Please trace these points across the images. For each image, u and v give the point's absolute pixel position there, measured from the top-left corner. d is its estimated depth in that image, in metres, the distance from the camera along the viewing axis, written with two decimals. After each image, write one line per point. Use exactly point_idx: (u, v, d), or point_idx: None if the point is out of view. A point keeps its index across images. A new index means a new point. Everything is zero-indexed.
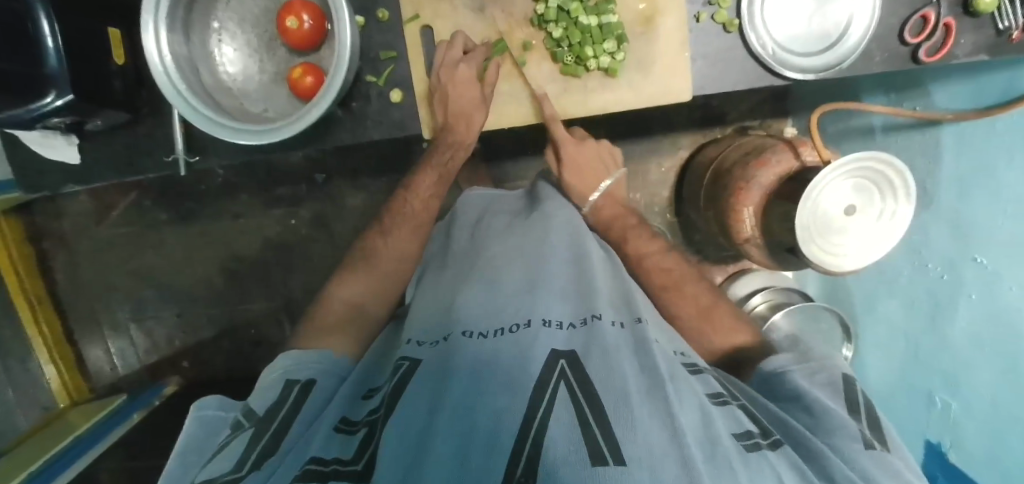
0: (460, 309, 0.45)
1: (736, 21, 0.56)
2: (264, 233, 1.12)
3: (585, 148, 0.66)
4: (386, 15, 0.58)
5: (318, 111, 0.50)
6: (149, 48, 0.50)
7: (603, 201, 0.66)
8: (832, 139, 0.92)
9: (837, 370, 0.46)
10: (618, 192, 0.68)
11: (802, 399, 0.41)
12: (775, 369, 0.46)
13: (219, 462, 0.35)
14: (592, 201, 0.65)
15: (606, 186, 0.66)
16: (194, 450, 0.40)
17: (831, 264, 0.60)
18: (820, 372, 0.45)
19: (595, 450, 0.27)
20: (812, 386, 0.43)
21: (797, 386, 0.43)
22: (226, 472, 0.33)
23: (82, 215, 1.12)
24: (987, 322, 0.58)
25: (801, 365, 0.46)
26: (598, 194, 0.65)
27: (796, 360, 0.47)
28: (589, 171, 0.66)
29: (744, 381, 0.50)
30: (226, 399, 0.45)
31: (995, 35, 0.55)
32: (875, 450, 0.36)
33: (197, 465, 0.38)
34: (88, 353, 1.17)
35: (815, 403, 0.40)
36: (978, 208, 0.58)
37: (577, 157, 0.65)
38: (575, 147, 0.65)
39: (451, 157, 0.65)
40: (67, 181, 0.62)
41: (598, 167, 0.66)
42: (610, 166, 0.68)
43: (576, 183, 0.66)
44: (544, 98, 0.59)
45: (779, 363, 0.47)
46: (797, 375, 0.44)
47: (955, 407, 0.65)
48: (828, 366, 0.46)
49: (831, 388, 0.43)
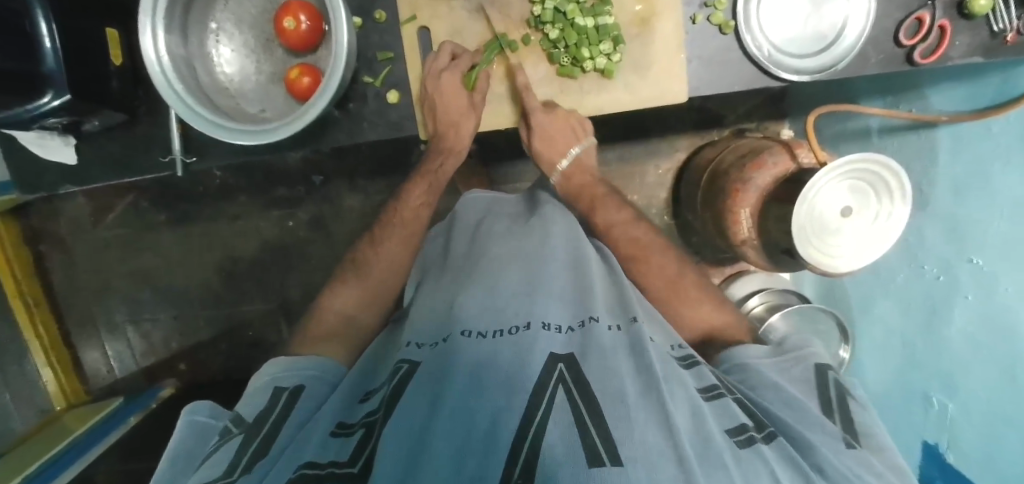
0: (459, 310, 0.45)
1: (732, 23, 0.56)
2: (262, 235, 1.12)
3: (557, 116, 0.60)
4: (383, 16, 0.58)
5: (314, 112, 0.50)
6: (147, 48, 0.50)
7: (570, 169, 0.65)
8: (829, 141, 0.93)
9: (809, 361, 0.46)
10: (588, 160, 0.66)
11: (775, 394, 0.41)
12: (745, 360, 0.47)
13: (208, 470, 0.34)
14: (559, 169, 0.65)
15: (574, 154, 0.64)
16: (183, 457, 0.39)
17: (827, 265, 0.60)
18: (794, 367, 0.45)
19: (592, 451, 0.27)
20: (783, 380, 0.44)
21: (769, 379, 0.43)
22: (218, 477, 0.33)
23: (80, 217, 1.12)
24: (983, 323, 0.58)
25: (772, 360, 0.46)
26: (567, 162, 0.64)
27: (770, 354, 0.47)
28: (559, 140, 0.63)
29: (713, 363, 0.50)
30: (218, 407, 0.46)
31: (990, 37, 0.55)
32: (856, 449, 0.36)
33: (186, 472, 0.38)
34: (86, 356, 1.17)
35: (791, 398, 0.41)
36: (973, 209, 0.58)
37: (549, 130, 0.61)
38: (547, 117, 0.60)
39: (442, 164, 0.66)
40: (65, 181, 0.62)
41: (568, 137, 0.63)
42: (581, 135, 0.64)
43: (544, 152, 0.64)
44: (523, 87, 0.59)
45: (749, 356, 0.47)
46: (768, 368, 0.45)
47: (952, 408, 0.65)
48: (801, 358, 0.46)
49: (804, 381, 0.44)
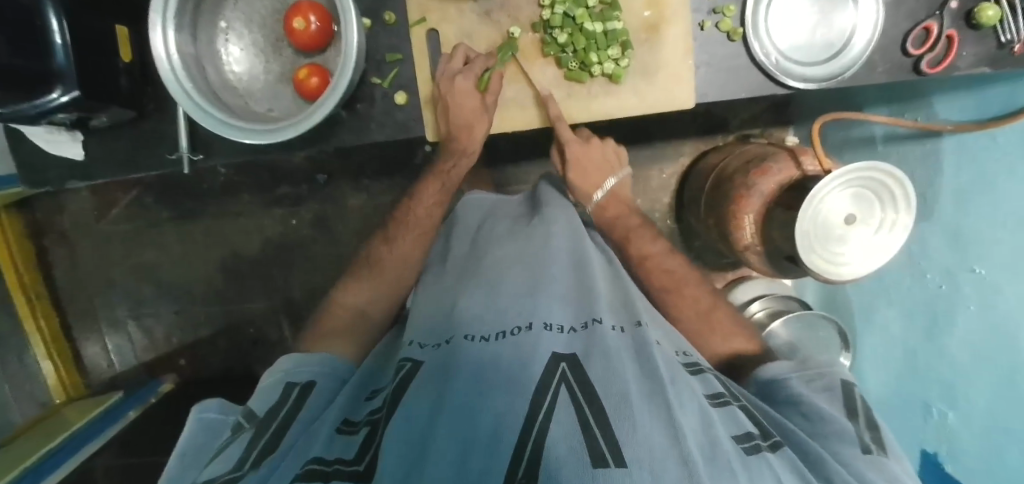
0: (462, 312, 0.45)
1: (740, 30, 0.56)
2: (265, 232, 1.12)
3: (591, 147, 0.64)
4: (393, 18, 0.59)
5: (323, 112, 0.50)
6: (157, 47, 0.50)
7: (607, 200, 0.64)
8: (834, 149, 0.93)
9: (838, 376, 0.44)
10: (623, 192, 0.66)
11: (800, 406, 0.42)
12: (775, 376, 0.45)
13: (220, 463, 0.35)
14: (596, 200, 0.64)
15: (609, 185, 0.65)
16: (194, 451, 0.40)
17: (833, 273, 0.60)
18: (820, 381, 0.44)
19: (596, 452, 0.27)
20: (811, 394, 0.42)
21: (794, 389, 0.43)
22: (226, 472, 0.34)
23: (84, 211, 1.12)
24: (985, 333, 0.58)
25: (801, 374, 0.44)
26: (602, 193, 0.64)
27: (797, 367, 0.45)
28: (594, 170, 0.65)
29: (742, 385, 0.50)
30: (226, 402, 0.45)
31: (997, 48, 0.55)
32: (874, 454, 0.36)
33: (198, 466, 0.38)
34: (87, 350, 1.17)
35: (811, 408, 0.41)
36: (975, 219, 0.59)
37: (583, 159, 0.64)
38: (581, 146, 0.63)
39: (455, 165, 0.66)
40: (71, 176, 0.62)
41: (604, 169, 0.65)
42: (615, 166, 0.65)
43: (579, 182, 0.65)
44: (549, 99, 0.59)
45: (777, 371, 0.46)
46: (798, 385, 0.43)
47: (951, 418, 0.65)
48: (829, 374, 0.44)
49: (833, 397, 0.42)
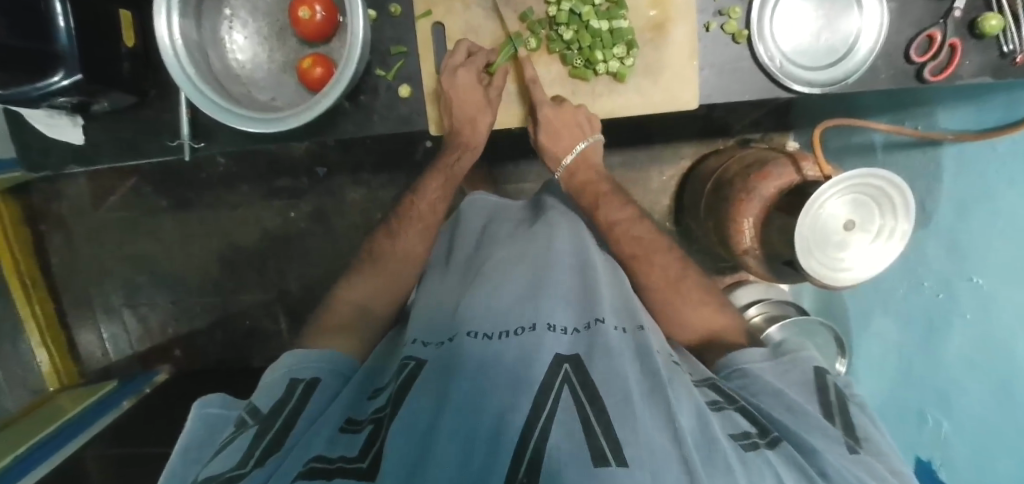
0: (466, 310, 0.45)
1: (745, 32, 0.56)
2: (263, 224, 1.12)
3: (564, 110, 0.59)
4: (398, 10, 0.59)
5: (327, 102, 0.50)
6: (161, 31, 0.50)
7: (574, 164, 0.64)
8: (834, 156, 0.93)
9: (807, 364, 0.45)
10: (593, 156, 0.64)
11: (780, 397, 0.41)
12: (743, 364, 0.46)
13: (220, 462, 0.35)
14: (563, 163, 0.64)
15: (579, 149, 0.62)
16: (198, 447, 0.40)
17: (832, 279, 0.60)
18: (792, 370, 0.44)
19: (597, 451, 0.27)
20: (784, 385, 0.43)
21: (769, 382, 0.43)
22: (230, 468, 0.34)
23: (83, 199, 1.11)
24: (980, 343, 0.59)
25: (770, 362, 0.45)
26: (570, 157, 0.63)
27: (768, 357, 0.46)
28: (564, 134, 0.61)
29: (713, 368, 0.50)
30: (230, 398, 0.45)
31: (1000, 58, 0.55)
32: (858, 454, 0.35)
33: (201, 461, 0.38)
34: (81, 338, 1.16)
35: (792, 402, 0.40)
36: (973, 229, 0.59)
37: (555, 122, 0.59)
38: (553, 109, 0.59)
39: (457, 157, 0.65)
40: (71, 161, 0.61)
41: (574, 133, 0.61)
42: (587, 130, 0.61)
43: (548, 145, 0.62)
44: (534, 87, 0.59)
45: (745, 359, 0.46)
46: (767, 372, 0.44)
47: (945, 427, 0.66)
48: (799, 361, 0.46)
49: (803, 385, 0.43)
